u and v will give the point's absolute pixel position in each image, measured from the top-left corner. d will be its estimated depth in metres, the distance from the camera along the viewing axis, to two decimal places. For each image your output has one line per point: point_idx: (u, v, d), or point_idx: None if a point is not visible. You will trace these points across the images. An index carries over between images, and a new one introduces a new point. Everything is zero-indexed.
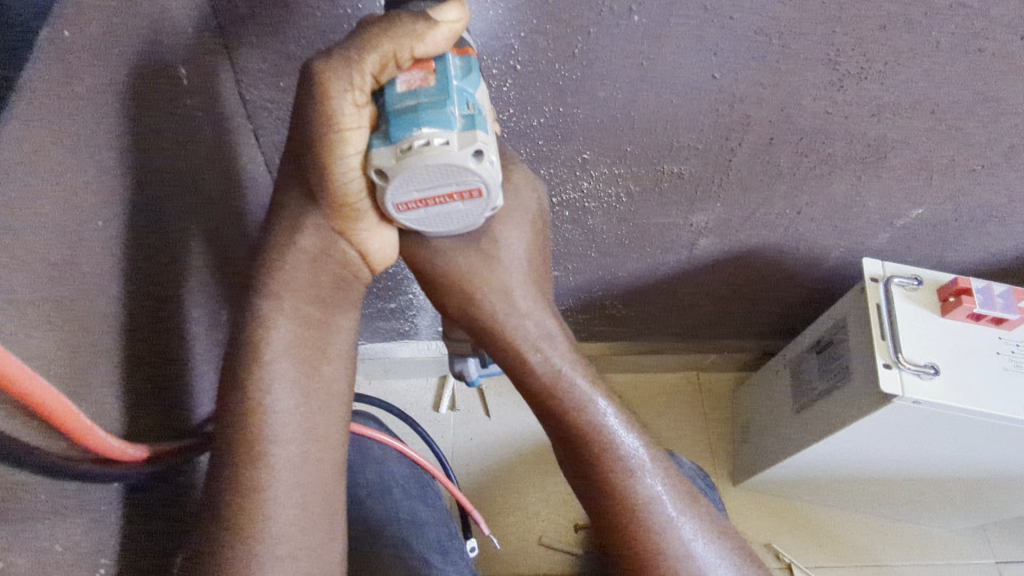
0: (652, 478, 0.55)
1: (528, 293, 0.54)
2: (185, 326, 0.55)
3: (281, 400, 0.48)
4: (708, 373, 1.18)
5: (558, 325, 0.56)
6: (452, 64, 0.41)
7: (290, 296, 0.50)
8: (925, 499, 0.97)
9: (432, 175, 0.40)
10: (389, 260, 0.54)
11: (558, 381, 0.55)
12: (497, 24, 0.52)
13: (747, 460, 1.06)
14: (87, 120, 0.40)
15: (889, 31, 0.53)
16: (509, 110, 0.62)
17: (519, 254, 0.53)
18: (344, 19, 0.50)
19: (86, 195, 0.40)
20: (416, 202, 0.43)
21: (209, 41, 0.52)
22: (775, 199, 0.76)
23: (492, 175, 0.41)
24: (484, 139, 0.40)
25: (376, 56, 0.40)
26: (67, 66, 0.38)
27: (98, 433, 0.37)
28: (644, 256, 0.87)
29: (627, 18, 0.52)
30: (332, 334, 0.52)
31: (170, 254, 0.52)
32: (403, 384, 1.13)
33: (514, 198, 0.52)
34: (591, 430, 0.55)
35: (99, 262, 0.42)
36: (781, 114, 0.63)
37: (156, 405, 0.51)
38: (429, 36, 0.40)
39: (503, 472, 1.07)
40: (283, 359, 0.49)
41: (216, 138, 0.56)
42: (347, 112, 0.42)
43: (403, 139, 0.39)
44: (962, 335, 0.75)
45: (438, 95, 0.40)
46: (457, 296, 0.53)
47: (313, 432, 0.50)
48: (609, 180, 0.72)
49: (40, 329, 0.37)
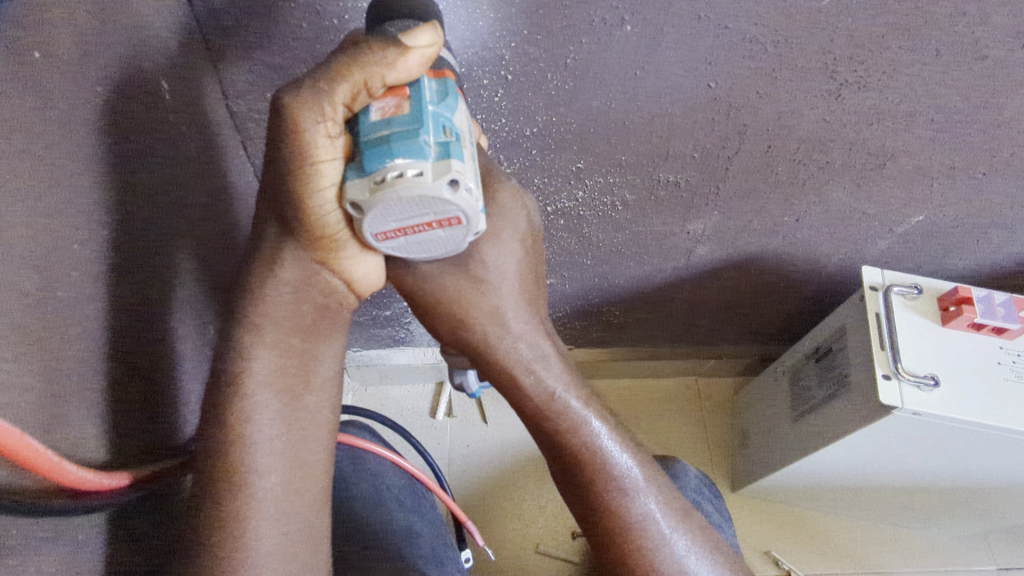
0: (646, 497, 0.55)
1: (521, 315, 0.52)
2: (174, 342, 0.55)
3: (262, 430, 0.48)
4: (707, 378, 1.17)
5: (553, 346, 0.54)
6: (426, 88, 0.41)
7: (271, 326, 0.49)
8: (924, 508, 0.96)
9: (408, 206, 0.39)
10: (375, 283, 0.51)
11: (551, 403, 0.54)
12: (486, 35, 0.52)
13: (746, 467, 1.05)
14: (62, 139, 0.39)
15: (887, 39, 0.53)
16: (501, 120, 0.61)
17: (510, 275, 0.52)
18: (330, 31, 0.49)
19: (61, 215, 0.40)
20: (394, 231, 0.41)
21: (192, 54, 0.51)
22: (772, 207, 0.75)
23: (471, 203, 0.40)
24: (459, 167, 0.38)
25: (347, 86, 0.39)
26: (33, 88, 0.37)
27: (67, 467, 0.36)
28: (641, 263, 0.86)
29: (619, 28, 0.51)
30: (317, 363, 0.51)
31: (158, 270, 0.51)
32: (399, 391, 1.12)
33: (501, 218, 0.50)
34: (584, 451, 0.54)
35: (77, 285, 0.41)
36: (778, 123, 0.62)
37: (142, 423, 0.51)
38: (402, 62, 0.39)
39: (500, 479, 1.07)
40: (265, 392, 0.48)
41: (202, 151, 0.55)
42: (321, 143, 0.41)
43: (376, 171, 0.39)
44: (963, 345, 0.74)
45: (411, 123, 0.39)
46: (446, 319, 0.52)
47: (294, 461, 0.49)
48: (603, 189, 0.72)
49: (11, 358, 0.37)
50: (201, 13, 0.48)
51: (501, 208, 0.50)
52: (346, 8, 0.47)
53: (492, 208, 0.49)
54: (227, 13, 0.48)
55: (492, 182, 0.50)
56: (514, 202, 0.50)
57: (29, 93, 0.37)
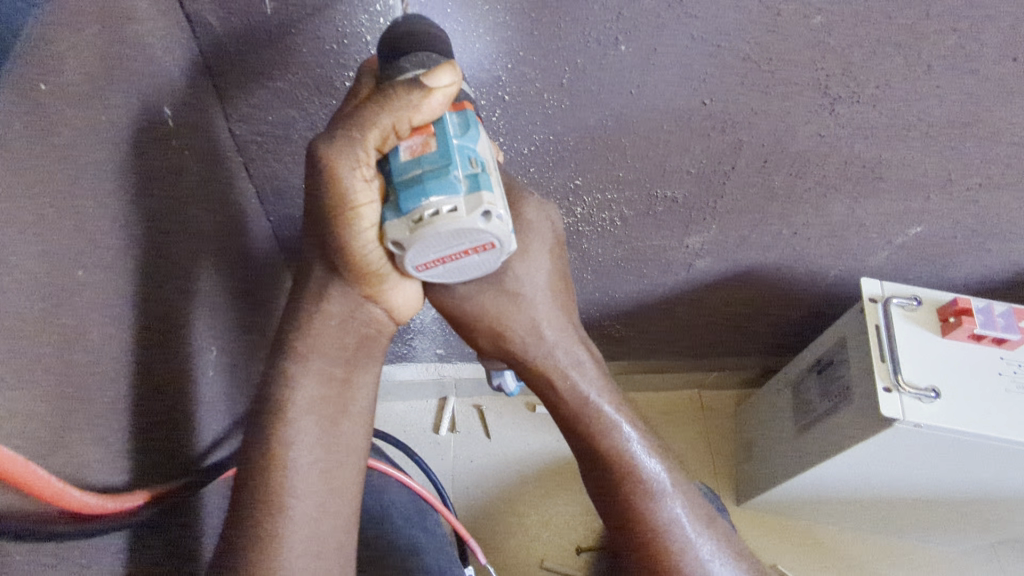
0: (673, 502, 0.55)
1: (556, 324, 0.53)
2: (187, 363, 0.56)
3: (302, 455, 0.48)
4: (710, 390, 1.17)
5: (589, 354, 0.55)
6: (449, 123, 0.41)
7: (315, 356, 0.50)
8: (935, 520, 0.95)
9: (446, 240, 0.40)
10: (413, 309, 0.52)
11: (585, 406, 0.54)
12: (484, 57, 0.52)
13: (751, 480, 1.05)
14: (83, 166, 0.40)
15: (879, 55, 0.53)
16: (500, 138, 0.62)
17: (541, 285, 0.52)
18: (329, 55, 0.50)
19: (81, 240, 0.41)
20: (434, 262, 0.42)
21: (199, 80, 0.52)
22: (771, 220, 0.76)
23: (504, 228, 0.40)
24: (490, 198, 0.39)
25: (376, 131, 0.40)
26: (56, 115, 0.38)
27: (72, 492, 0.36)
28: (641, 277, 0.87)
29: (614, 48, 0.52)
30: (355, 390, 0.51)
31: (172, 294, 0.52)
32: (402, 406, 1.12)
33: (529, 233, 0.50)
34: (616, 453, 0.54)
35: (93, 309, 0.42)
36: (773, 138, 0.63)
37: (160, 444, 0.52)
38: (424, 103, 0.39)
39: (504, 494, 1.06)
40: (307, 419, 0.49)
41: (210, 174, 0.56)
42: (358, 188, 0.41)
43: (413, 210, 0.39)
44: (963, 357, 0.74)
45: (440, 160, 0.40)
46: (486, 333, 0.53)
47: (330, 486, 0.49)
48: (602, 205, 0.72)
49: (28, 383, 0.37)
50: (207, 38, 0.49)
51: (528, 222, 0.50)
52: (346, 33, 0.49)
53: (519, 225, 0.50)
54: (232, 40, 0.49)
55: (517, 201, 0.50)
56: (540, 214, 0.51)
57: (53, 120, 0.38)
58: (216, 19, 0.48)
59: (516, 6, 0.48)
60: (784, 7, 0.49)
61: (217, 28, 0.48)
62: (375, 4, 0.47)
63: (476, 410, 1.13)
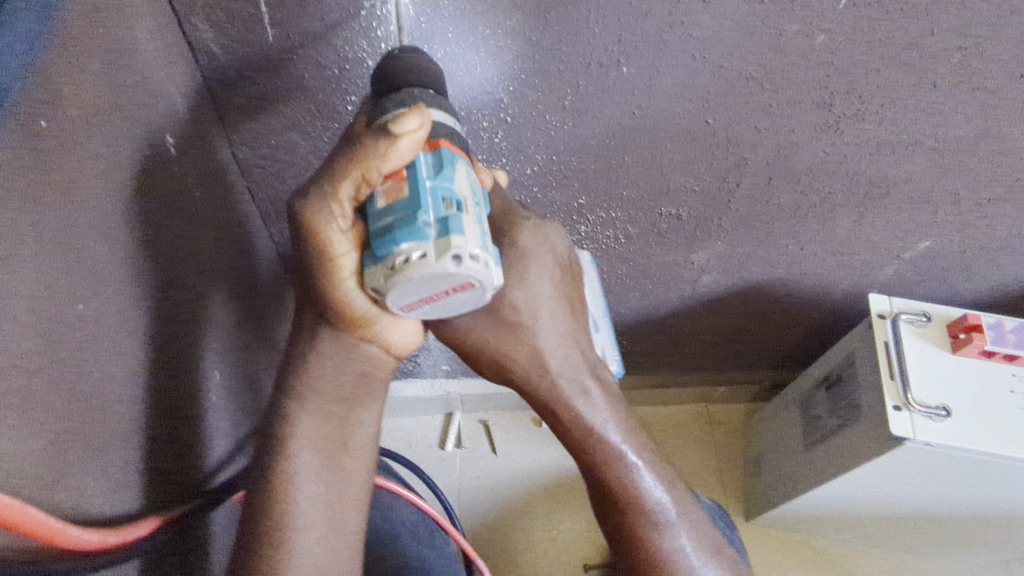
0: (678, 532, 0.54)
1: (561, 352, 0.53)
2: (194, 388, 0.56)
3: (304, 490, 0.49)
4: (718, 404, 1.16)
5: (597, 381, 0.54)
6: (423, 164, 0.40)
7: (313, 396, 0.49)
8: (946, 538, 0.94)
9: (422, 284, 0.39)
10: (412, 345, 0.51)
11: (591, 434, 0.54)
12: (485, 81, 0.52)
13: (759, 496, 1.04)
14: (90, 196, 0.41)
15: (885, 73, 0.53)
16: (502, 159, 0.62)
17: (546, 312, 0.51)
18: (330, 80, 0.51)
19: (88, 270, 0.41)
20: (419, 302, 0.42)
21: (202, 107, 0.52)
22: (776, 236, 0.75)
23: (480, 268, 0.39)
24: (460, 241, 0.38)
25: (348, 183, 0.40)
26: (64, 146, 0.38)
27: (68, 531, 0.37)
28: (646, 293, 0.86)
29: (616, 70, 0.52)
30: (355, 426, 0.51)
31: (179, 320, 0.52)
32: (407, 422, 1.11)
33: (525, 261, 0.50)
34: (620, 482, 0.54)
35: (98, 340, 0.42)
36: (778, 155, 0.62)
37: (168, 471, 0.52)
38: (392, 152, 0.38)
39: (511, 512, 1.06)
40: (307, 456, 0.49)
41: (213, 201, 0.57)
42: (336, 240, 0.42)
43: (386, 258, 0.39)
44: (974, 374, 0.73)
45: (410, 207, 0.39)
46: (488, 363, 0.53)
47: (332, 521, 0.50)
48: (606, 223, 0.72)
49: (36, 417, 0.37)
50: (210, 66, 0.50)
51: (524, 249, 0.50)
52: (346, 58, 0.49)
53: (518, 253, 0.50)
54: (234, 68, 0.50)
55: (510, 229, 0.50)
56: (537, 239, 0.50)
57: (61, 151, 0.38)
58: (218, 48, 0.48)
59: (516, 30, 0.48)
60: (788, 26, 0.48)
61: (221, 55, 0.49)
62: (375, 31, 0.47)
63: (482, 426, 1.12)
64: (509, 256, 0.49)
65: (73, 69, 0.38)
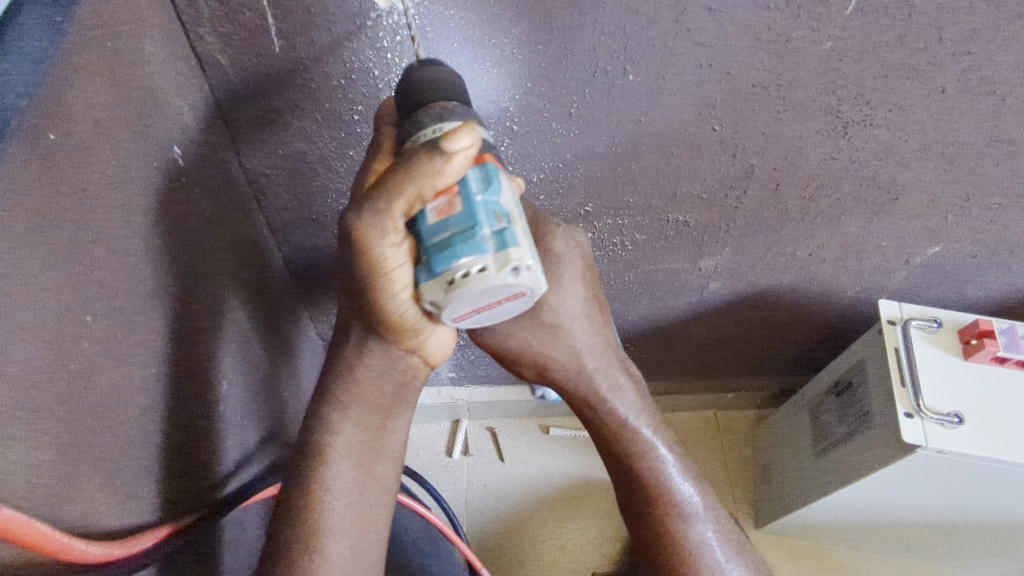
0: (701, 519, 0.57)
1: (595, 350, 0.53)
2: (208, 399, 0.56)
3: (337, 498, 0.50)
4: (727, 410, 1.15)
5: (628, 377, 0.56)
6: (471, 178, 0.40)
7: (355, 405, 0.50)
8: (960, 546, 0.93)
9: (479, 297, 0.40)
10: (447, 351, 0.52)
11: (624, 427, 0.56)
12: (492, 89, 0.52)
13: (769, 503, 1.03)
14: (99, 207, 0.41)
15: (892, 79, 0.53)
16: (509, 167, 0.62)
17: (578, 313, 0.51)
18: (338, 90, 0.51)
19: (100, 281, 0.41)
20: (468, 314, 0.42)
21: (210, 119, 0.52)
22: (784, 243, 0.75)
23: (535, 277, 0.40)
24: (518, 254, 0.39)
25: (402, 200, 0.39)
26: (73, 154, 0.38)
27: (76, 544, 0.37)
28: (653, 300, 0.86)
29: (622, 78, 0.51)
30: (391, 435, 0.52)
31: (195, 330, 0.53)
32: (415, 429, 1.11)
33: (558, 264, 0.50)
34: (650, 474, 0.56)
35: (109, 350, 0.42)
36: (785, 161, 0.62)
37: (185, 479, 0.53)
38: (445, 169, 0.38)
39: (519, 520, 1.05)
40: (345, 463, 0.50)
41: (224, 211, 0.57)
42: (389, 254, 0.41)
43: (444, 273, 0.39)
44: (987, 381, 0.72)
45: (466, 222, 0.39)
46: (526, 364, 0.53)
47: (363, 527, 0.50)
48: (613, 230, 0.72)
49: (46, 431, 0.37)
50: (219, 78, 0.50)
51: (557, 255, 0.50)
52: (355, 69, 0.49)
53: (548, 257, 0.50)
54: (243, 79, 0.50)
55: (545, 233, 0.50)
56: (568, 243, 0.51)
57: (72, 163, 0.38)
58: (227, 60, 0.48)
59: (522, 38, 0.48)
60: (793, 34, 0.48)
61: (229, 66, 0.49)
62: (382, 41, 0.47)
63: (489, 433, 1.12)
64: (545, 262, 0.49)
65: (85, 87, 0.38)
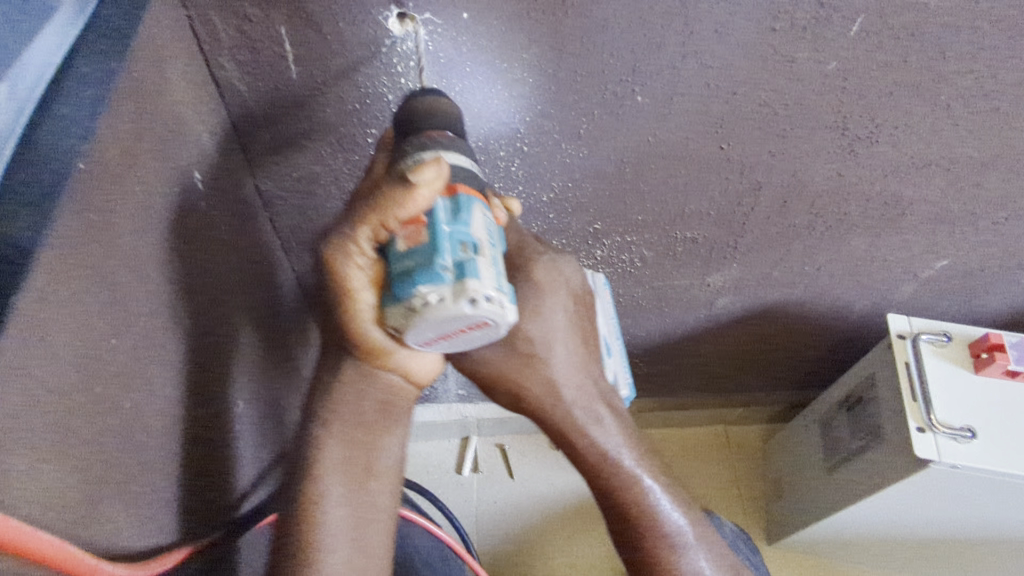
0: (699, 554, 0.53)
1: (574, 382, 0.52)
2: (224, 411, 0.57)
3: (330, 514, 0.48)
4: (737, 426, 1.15)
5: (608, 409, 0.53)
6: (440, 209, 0.39)
7: (336, 421, 0.49)
8: (976, 561, 0.92)
9: (440, 325, 0.39)
10: (432, 370, 0.50)
11: (606, 461, 0.52)
12: (504, 111, 0.53)
13: (782, 519, 1.02)
14: (132, 231, 0.42)
15: (895, 97, 0.53)
16: (519, 187, 0.62)
17: (562, 338, 0.51)
18: (353, 115, 0.52)
19: (129, 302, 0.42)
20: (435, 340, 0.41)
21: (228, 142, 0.54)
22: (792, 258, 0.75)
23: (497, 308, 0.39)
24: (477, 285, 0.38)
25: (366, 228, 0.40)
26: (109, 182, 0.39)
27: (105, 567, 0.37)
28: (662, 316, 0.86)
29: (631, 99, 0.52)
30: (380, 451, 0.51)
31: (211, 345, 0.54)
32: (424, 446, 1.11)
33: (542, 295, 0.50)
34: (637, 508, 0.53)
35: (135, 371, 0.43)
36: (793, 178, 0.63)
37: (197, 501, 0.53)
38: (410, 200, 0.38)
39: (530, 536, 1.05)
40: (334, 479, 0.49)
41: (238, 232, 0.58)
42: (356, 278, 0.42)
43: (406, 298, 0.39)
44: (999, 395, 0.72)
45: (428, 251, 0.38)
46: (503, 393, 0.52)
47: (359, 544, 0.49)
48: (622, 247, 0.72)
49: (77, 450, 0.38)
50: (236, 103, 0.51)
51: (540, 285, 0.50)
52: (369, 94, 0.50)
53: (529, 287, 0.50)
54: (260, 104, 0.51)
55: (527, 264, 0.50)
56: (551, 275, 0.51)
57: (113, 187, 0.39)
58: (244, 85, 0.50)
59: (534, 63, 0.49)
60: (798, 54, 0.49)
61: (247, 92, 0.50)
62: (396, 67, 0.48)
63: (499, 450, 1.12)
64: (524, 290, 0.50)
65: (130, 121, 0.40)
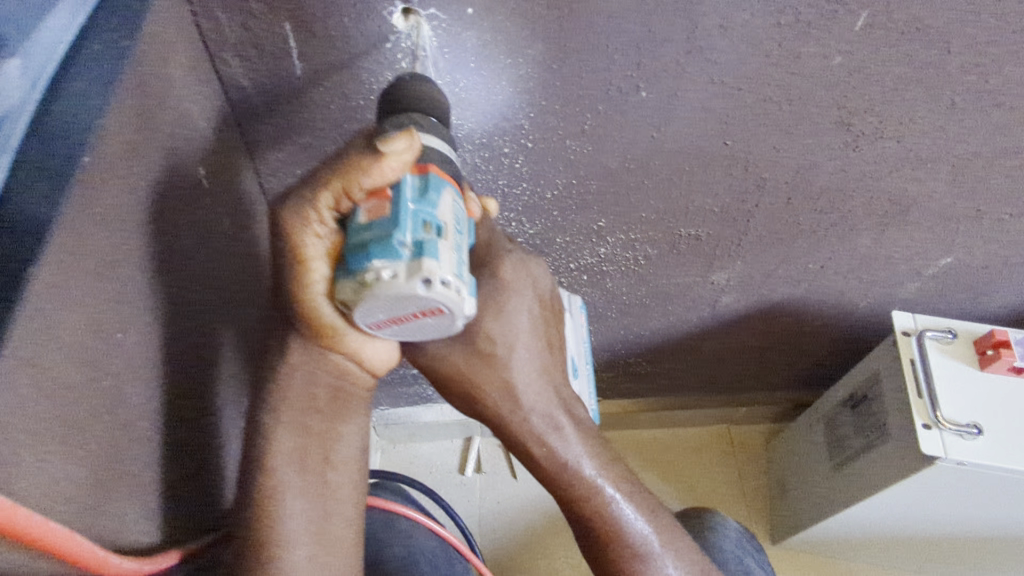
0: (666, 563, 0.51)
1: (534, 385, 0.50)
2: (214, 408, 0.56)
3: (289, 506, 0.48)
4: (741, 426, 1.14)
5: (569, 417, 0.51)
6: (407, 186, 0.39)
7: (287, 409, 0.49)
8: (980, 560, 0.92)
9: (391, 303, 0.38)
10: (389, 360, 0.50)
11: (565, 471, 0.50)
12: (507, 107, 0.53)
13: (786, 518, 1.02)
14: (137, 226, 0.42)
15: (901, 92, 0.53)
16: (522, 184, 0.62)
17: (523, 339, 0.49)
18: (356, 111, 0.52)
19: (133, 297, 0.42)
20: (386, 322, 0.40)
21: (230, 138, 0.54)
22: (796, 255, 0.75)
23: (452, 294, 0.38)
24: (433, 266, 0.37)
25: (328, 194, 0.40)
26: (115, 176, 0.39)
27: (112, 560, 0.37)
28: (666, 314, 0.86)
29: (635, 94, 0.52)
30: (336, 441, 0.51)
31: (203, 342, 0.53)
32: (427, 447, 1.11)
33: (504, 293, 0.48)
34: (598, 518, 0.51)
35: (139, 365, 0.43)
36: (798, 174, 0.63)
37: (188, 498, 0.52)
38: (379, 169, 0.38)
39: (534, 537, 1.05)
40: (288, 468, 0.49)
41: (238, 230, 0.57)
42: (310, 244, 0.42)
43: (358, 272, 0.38)
44: (1005, 391, 0.72)
45: (388, 226, 0.37)
46: (460, 394, 0.50)
47: (323, 536, 0.49)
48: (626, 245, 0.72)
49: (81, 445, 0.38)
50: (238, 98, 0.51)
51: (505, 282, 0.48)
52: (372, 90, 0.50)
53: (493, 285, 0.48)
54: (262, 99, 0.51)
55: (494, 258, 0.49)
56: (518, 273, 0.49)
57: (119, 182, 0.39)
58: (248, 82, 0.50)
59: (538, 58, 0.49)
60: (804, 50, 0.49)
61: (250, 87, 0.50)
62: (400, 62, 0.48)
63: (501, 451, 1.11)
64: (487, 286, 0.48)
65: (135, 116, 0.40)
